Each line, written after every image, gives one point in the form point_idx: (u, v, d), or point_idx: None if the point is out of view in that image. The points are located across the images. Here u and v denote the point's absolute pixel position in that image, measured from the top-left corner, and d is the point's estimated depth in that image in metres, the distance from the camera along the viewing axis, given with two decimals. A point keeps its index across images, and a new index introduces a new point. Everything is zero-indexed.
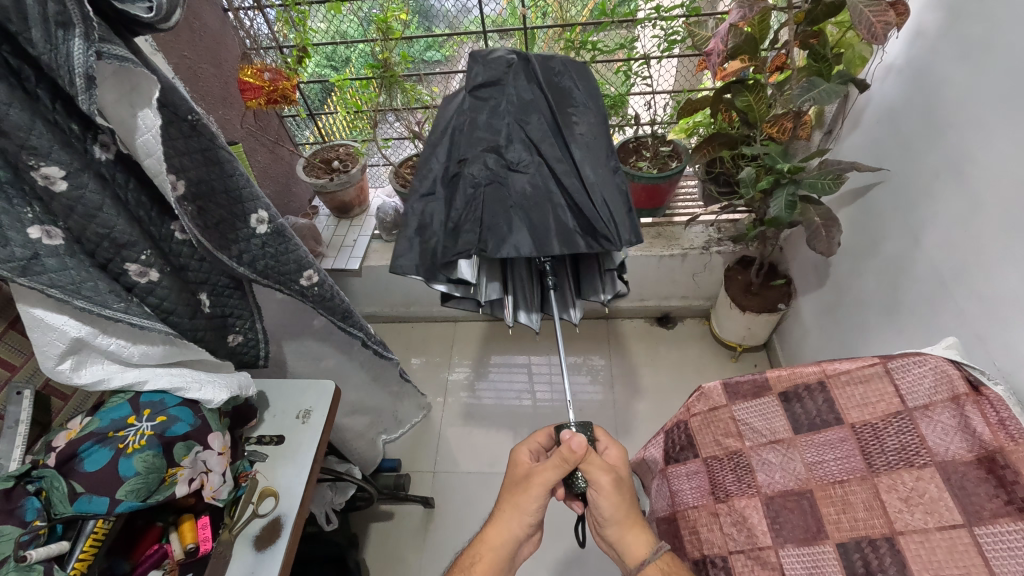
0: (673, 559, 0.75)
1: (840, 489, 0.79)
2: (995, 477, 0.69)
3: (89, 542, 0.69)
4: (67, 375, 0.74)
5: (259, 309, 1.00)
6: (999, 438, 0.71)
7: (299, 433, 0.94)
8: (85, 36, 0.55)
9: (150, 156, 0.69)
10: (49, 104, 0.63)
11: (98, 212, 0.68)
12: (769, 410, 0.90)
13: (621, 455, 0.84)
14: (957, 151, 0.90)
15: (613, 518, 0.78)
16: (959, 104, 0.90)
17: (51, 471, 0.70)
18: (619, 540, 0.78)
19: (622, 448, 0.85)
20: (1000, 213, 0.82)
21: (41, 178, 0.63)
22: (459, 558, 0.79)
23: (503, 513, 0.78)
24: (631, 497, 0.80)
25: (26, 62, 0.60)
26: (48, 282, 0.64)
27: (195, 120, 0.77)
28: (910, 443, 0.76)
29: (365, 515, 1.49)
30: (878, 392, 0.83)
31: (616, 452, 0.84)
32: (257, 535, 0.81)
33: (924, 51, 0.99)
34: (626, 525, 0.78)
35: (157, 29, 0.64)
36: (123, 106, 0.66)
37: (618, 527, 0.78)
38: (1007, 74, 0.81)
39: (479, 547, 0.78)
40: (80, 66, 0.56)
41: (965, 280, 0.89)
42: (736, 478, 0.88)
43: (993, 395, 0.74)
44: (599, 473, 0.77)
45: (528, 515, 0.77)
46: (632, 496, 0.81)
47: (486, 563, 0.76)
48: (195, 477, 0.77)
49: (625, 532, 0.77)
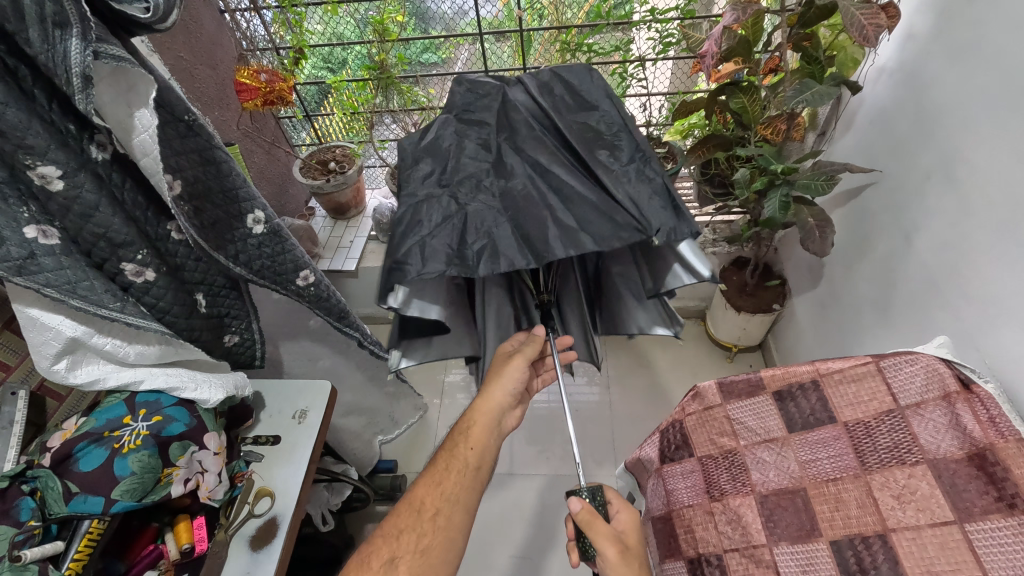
0: None
1: (833, 487, 0.80)
2: (985, 473, 0.69)
3: (83, 543, 0.69)
4: (62, 375, 0.73)
5: (255, 309, 1.00)
6: (990, 435, 0.71)
7: (295, 433, 0.94)
8: (82, 36, 0.56)
9: (148, 155, 0.70)
10: (45, 103, 0.63)
11: (94, 212, 0.68)
12: (763, 409, 0.91)
13: (631, 521, 0.84)
14: (947, 151, 0.92)
15: None
16: (949, 106, 0.91)
17: (46, 471, 0.70)
18: None
19: (633, 512, 0.85)
20: (988, 212, 0.84)
21: (37, 177, 0.63)
22: (455, 426, 0.88)
23: (490, 388, 0.89)
24: (641, 566, 0.78)
25: (23, 61, 0.60)
26: (43, 281, 0.63)
27: (191, 120, 0.77)
28: (902, 441, 0.77)
29: (361, 516, 1.49)
30: (870, 391, 0.83)
31: (626, 517, 0.84)
32: (253, 535, 0.81)
33: (918, 54, 1.00)
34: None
35: (154, 29, 0.65)
36: (120, 105, 0.66)
37: None
38: (995, 75, 0.82)
39: (472, 416, 0.88)
40: (77, 66, 0.56)
41: (956, 278, 0.90)
42: (731, 477, 0.89)
43: (983, 393, 0.75)
44: (605, 544, 0.76)
45: (509, 384, 0.89)
46: (642, 564, 0.79)
47: (480, 426, 0.87)
48: (191, 477, 0.77)
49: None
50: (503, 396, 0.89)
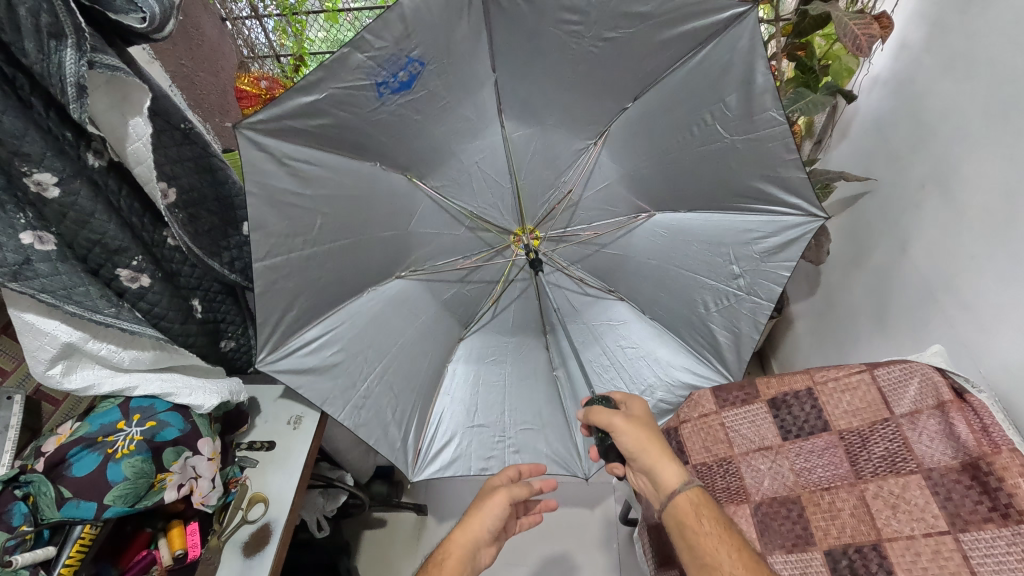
0: (704, 492, 0.72)
1: (827, 496, 0.81)
2: (979, 483, 0.69)
3: (75, 548, 0.69)
4: (57, 380, 0.72)
5: (250, 316, 1.03)
6: (983, 446, 0.70)
7: (290, 439, 0.94)
8: (76, 46, 0.57)
9: (141, 162, 0.71)
10: (43, 111, 0.63)
11: (90, 218, 0.69)
12: (757, 416, 0.92)
13: (644, 407, 0.85)
14: (941, 161, 0.92)
15: (637, 455, 0.77)
16: (943, 117, 0.92)
17: (38, 476, 0.69)
18: (651, 474, 0.76)
19: (642, 399, 0.86)
20: (980, 224, 0.84)
21: (33, 184, 0.63)
22: (432, 553, 0.73)
23: (469, 517, 0.76)
24: (655, 433, 0.79)
25: (20, 70, 0.60)
26: (39, 287, 0.64)
27: (187, 128, 0.80)
28: (897, 450, 0.77)
29: (357, 522, 1.47)
30: (864, 400, 0.84)
31: (638, 404, 0.85)
32: (246, 542, 0.83)
33: (910, 65, 1.00)
34: (654, 458, 0.76)
35: (150, 37, 0.66)
36: (115, 112, 0.67)
37: (644, 462, 0.77)
38: (985, 86, 0.83)
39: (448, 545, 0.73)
40: (71, 76, 0.57)
41: (951, 286, 0.90)
42: (726, 485, 0.90)
43: (977, 403, 0.74)
44: (609, 416, 0.79)
45: (489, 520, 0.76)
46: (658, 434, 0.80)
47: (455, 561, 0.71)
48: (184, 482, 0.78)
49: (655, 464, 0.75)
50: (489, 526, 0.75)
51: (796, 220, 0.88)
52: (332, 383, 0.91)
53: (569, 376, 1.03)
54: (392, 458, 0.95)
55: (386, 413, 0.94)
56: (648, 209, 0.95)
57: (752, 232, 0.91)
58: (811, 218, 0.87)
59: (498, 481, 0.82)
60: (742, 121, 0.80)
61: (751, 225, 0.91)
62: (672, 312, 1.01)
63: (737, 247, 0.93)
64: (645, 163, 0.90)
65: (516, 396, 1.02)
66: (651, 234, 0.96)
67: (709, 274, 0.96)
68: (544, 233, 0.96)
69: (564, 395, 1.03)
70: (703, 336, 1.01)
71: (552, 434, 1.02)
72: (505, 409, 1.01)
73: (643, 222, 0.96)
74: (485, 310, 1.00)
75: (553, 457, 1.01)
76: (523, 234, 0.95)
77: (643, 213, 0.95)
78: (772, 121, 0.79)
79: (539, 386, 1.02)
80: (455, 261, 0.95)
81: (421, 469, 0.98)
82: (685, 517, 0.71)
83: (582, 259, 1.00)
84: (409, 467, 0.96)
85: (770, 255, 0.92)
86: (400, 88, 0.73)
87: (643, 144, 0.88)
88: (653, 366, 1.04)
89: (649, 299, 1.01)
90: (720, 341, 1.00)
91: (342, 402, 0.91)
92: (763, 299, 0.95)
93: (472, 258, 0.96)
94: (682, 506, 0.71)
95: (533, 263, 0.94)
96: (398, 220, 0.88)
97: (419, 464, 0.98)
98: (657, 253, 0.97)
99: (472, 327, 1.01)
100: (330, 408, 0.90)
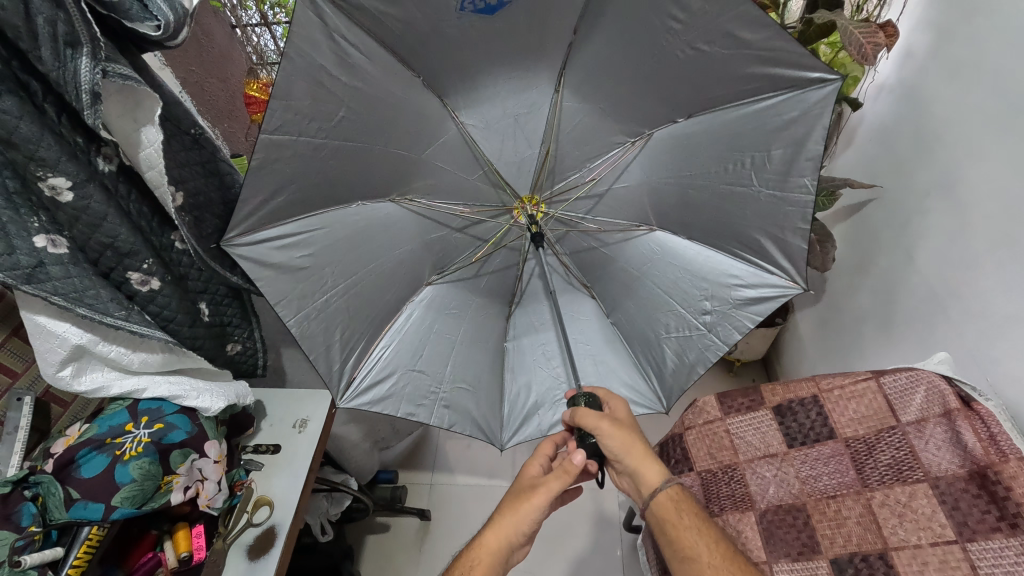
0: (683, 490, 0.74)
1: (833, 504, 0.80)
2: (987, 492, 0.69)
3: (82, 549, 0.68)
4: (67, 382, 0.73)
5: (256, 318, 1.03)
6: (990, 454, 0.71)
7: (295, 442, 0.95)
8: (91, 55, 0.59)
9: (152, 168, 0.72)
10: (56, 117, 0.65)
11: (102, 222, 0.70)
12: (762, 423, 0.92)
13: (624, 408, 0.84)
14: (946, 168, 0.92)
15: (625, 458, 0.75)
16: (948, 124, 0.92)
17: (47, 478, 0.70)
18: (634, 473, 0.76)
19: (622, 400, 0.85)
20: (986, 231, 0.84)
21: (47, 188, 0.64)
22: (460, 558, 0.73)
23: (503, 517, 0.74)
24: (639, 436, 0.77)
25: (35, 77, 0.62)
26: (51, 290, 0.64)
27: (197, 133, 0.82)
28: (903, 458, 0.78)
29: (361, 526, 1.47)
30: (870, 407, 0.84)
31: (618, 405, 0.84)
32: (251, 544, 0.83)
33: (915, 72, 1.01)
34: (637, 459, 0.75)
35: (163, 44, 0.67)
36: (127, 120, 0.69)
37: (630, 464, 0.75)
38: (990, 92, 0.83)
39: (478, 550, 0.72)
40: (86, 83, 0.59)
41: (954, 293, 0.90)
42: (731, 492, 0.89)
43: (984, 411, 0.74)
44: (597, 420, 0.76)
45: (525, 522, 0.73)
46: (641, 434, 0.79)
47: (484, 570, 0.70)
48: (191, 485, 0.78)
49: (637, 466, 0.75)
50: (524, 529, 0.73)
51: (778, 282, 0.92)
52: (293, 285, 0.87)
53: (519, 350, 1.06)
54: (325, 377, 0.93)
55: (334, 333, 0.92)
56: (651, 223, 0.98)
57: (734, 278, 0.95)
58: (790, 286, 0.91)
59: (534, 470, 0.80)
60: (778, 177, 0.84)
61: (734, 271, 0.95)
62: (632, 325, 1.03)
63: (717, 285, 0.96)
64: (670, 179, 0.92)
65: (462, 355, 1.02)
66: (642, 244, 0.99)
67: (678, 298, 0.99)
68: (552, 210, 0.98)
69: (509, 366, 1.06)
70: (654, 355, 1.02)
71: (484, 404, 1.03)
72: (449, 362, 1.01)
73: (642, 234, 0.99)
74: (467, 264, 1.01)
75: (477, 423, 1.02)
76: (527, 203, 0.96)
77: (643, 226, 0.98)
78: (802, 188, 0.83)
79: (487, 352, 1.04)
80: (456, 207, 0.96)
81: (344, 399, 0.95)
82: (662, 513, 0.73)
83: (575, 252, 1.03)
84: (340, 392, 0.95)
85: (744, 303, 0.95)
86: (483, 11, 0.72)
87: (674, 162, 0.90)
88: (601, 369, 1.06)
89: (615, 298, 1.04)
90: (671, 355, 1.01)
91: (296, 308, 0.88)
92: (719, 340, 0.97)
93: (474, 208, 0.96)
94: (663, 505, 0.73)
95: (536, 236, 0.98)
96: (419, 141, 0.86)
97: (343, 394, 0.95)
98: (643, 263, 1.00)
99: (444, 275, 1.00)
100: (284, 311, 0.87)
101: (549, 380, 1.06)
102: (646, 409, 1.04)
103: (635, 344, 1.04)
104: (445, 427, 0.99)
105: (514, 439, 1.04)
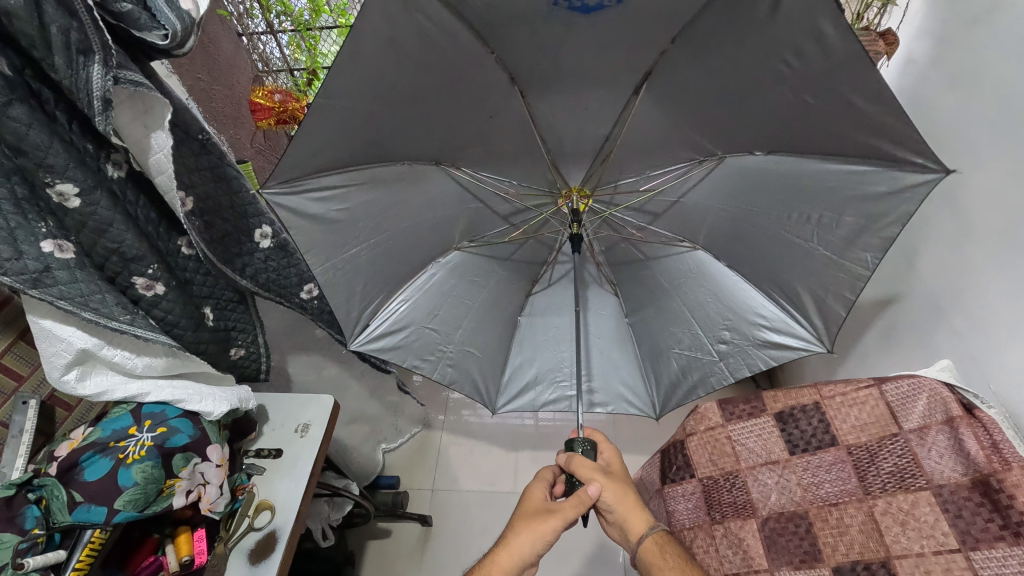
0: (668, 537, 0.76)
1: (836, 512, 0.80)
2: (990, 500, 0.68)
3: (85, 552, 0.69)
4: (71, 386, 0.74)
5: (261, 324, 1.04)
6: (992, 462, 0.70)
7: (297, 447, 0.95)
8: (104, 62, 0.60)
9: (162, 173, 0.73)
10: (66, 124, 0.66)
11: (109, 227, 0.70)
12: (764, 430, 0.92)
13: (617, 459, 0.86)
14: (948, 176, 0.92)
15: (614, 508, 0.76)
16: (949, 132, 0.92)
17: (52, 480, 0.71)
18: (620, 522, 0.77)
19: (615, 450, 0.87)
20: (990, 238, 0.84)
21: (55, 195, 0.65)
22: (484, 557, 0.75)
23: (518, 536, 0.73)
24: (630, 488, 0.79)
25: (46, 84, 0.63)
26: (58, 294, 0.65)
27: (204, 139, 0.83)
28: (906, 466, 0.77)
29: (363, 532, 1.46)
30: (873, 414, 0.84)
31: (611, 456, 0.86)
32: (252, 549, 0.82)
33: (915, 79, 1.01)
34: (627, 508, 0.76)
35: (171, 52, 0.68)
36: (138, 126, 0.70)
37: (618, 513, 0.76)
38: (990, 100, 0.83)
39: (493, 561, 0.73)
40: (97, 90, 0.60)
41: (958, 301, 0.90)
42: (732, 499, 0.89)
43: (986, 418, 0.73)
44: (589, 472, 0.77)
45: (536, 544, 0.72)
46: (630, 484, 0.80)
47: None
48: (192, 489, 0.79)
49: (626, 516, 0.76)
50: (534, 548, 0.72)
51: (804, 336, 1.00)
52: (324, 237, 0.90)
53: (530, 327, 1.16)
54: (343, 321, 1.00)
55: (357, 284, 0.98)
56: (695, 242, 1.02)
57: (764, 319, 1.03)
58: (815, 341, 0.99)
59: (539, 493, 0.80)
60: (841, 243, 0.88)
61: (765, 312, 1.02)
62: (646, 331, 1.12)
63: (743, 320, 1.04)
64: (728, 208, 0.94)
65: (473, 321, 1.11)
66: (681, 262, 1.04)
67: (700, 319, 1.07)
68: (597, 200, 1.00)
69: (517, 339, 1.16)
70: (663, 368, 1.13)
71: (483, 371, 1.15)
72: (460, 326, 1.10)
73: (684, 249, 1.03)
74: (499, 241, 1.05)
75: (473, 382, 1.16)
76: (575, 194, 0.98)
77: (687, 242, 1.02)
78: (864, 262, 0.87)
79: (496, 324, 1.13)
80: (504, 184, 0.99)
81: (355, 344, 1.03)
82: (648, 561, 0.73)
83: (610, 248, 1.08)
84: (352, 338, 1.02)
85: (764, 344, 1.03)
86: (580, 9, 0.72)
87: (738, 196, 0.92)
88: (603, 369, 1.18)
89: (636, 303, 1.11)
90: (672, 368, 1.12)
91: (325, 257, 0.92)
92: (730, 367, 1.08)
93: (522, 188, 0.99)
94: (649, 553, 0.74)
95: (575, 237, 0.98)
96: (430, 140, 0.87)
97: (356, 336, 1.03)
98: (677, 276, 1.06)
99: (472, 243, 1.04)
100: (312, 259, 0.91)
101: (551, 358, 1.18)
102: (637, 409, 1.17)
103: (642, 350, 1.14)
104: (445, 382, 1.13)
105: (507, 408, 1.20)
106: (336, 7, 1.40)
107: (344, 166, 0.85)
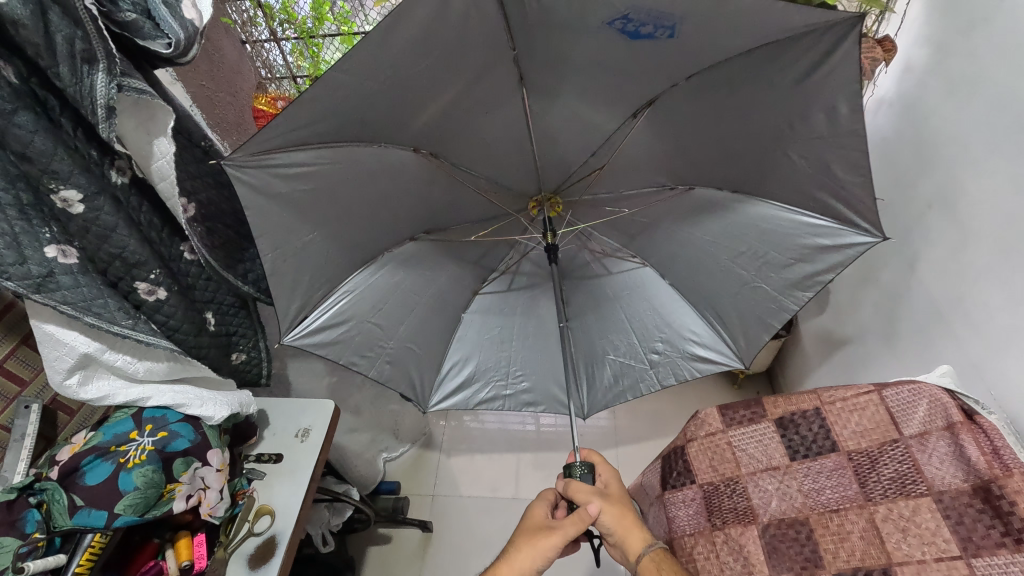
0: (667, 556, 0.74)
1: (836, 518, 0.80)
2: (991, 507, 0.68)
3: (85, 556, 0.69)
4: (73, 390, 0.75)
5: (261, 328, 1.04)
6: (993, 468, 0.70)
7: (297, 452, 0.95)
8: (108, 71, 0.61)
9: (164, 179, 0.74)
10: (70, 131, 0.67)
11: (112, 232, 0.71)
12: (765, 436, 0.91)
13: (615, 479, 0.85)
14: (947, 183, 0.92)
15: (611, 528, 0.76)
16: (948, 139, 0.92)
17: (53, 483, 0.72)
18: (618, 542, 0.76)
19: (614, 470, 0.87)
20: (990, 243, 0.84)
21: (59, 201, 0.66)
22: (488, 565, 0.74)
23: (520, 552, 0.73)
24: (627, 507, 0.78)
25: (52, 92, 0.65)
26: (61, 299, 0.66)
27: (207, 145, 0.86)
28: (906, 473, 0.77)
29: (363, 538, 1.46)
30: (873, 420, 0.84)
31: (608, 476, 0.86)
32: (251, 554, 0.82)
33: (914, 85, 1.02)
34: (625, 528, 0.76)
35: (174, 61, 0.69)
36: (140, 133, 0.71)
37: (615, 533, 0.76)
38: (988, 107, 0.84)
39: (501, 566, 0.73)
40: (102, 97, 0.61)
41: (959, 307, 0.90)
42: (733, 505, 0.88)
43: (986, 424, 0.74)
44: (585, 494, 0.78)
45: (537, 559, 0.72)
46: (628, 504, 0.80)
47: None
48: (193, 493, 0.79)
49: (623, 535, 0.75)
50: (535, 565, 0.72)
51: (725, 353, 1.09)
52: (288, 215, 0.85)
53: (472, 324, 1.16)
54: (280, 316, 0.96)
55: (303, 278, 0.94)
56: (642, 259, 1.08)
57: (694, 336, 1.11)
58: (734, 358, 1.08)
59: (540, 512, 0.80)
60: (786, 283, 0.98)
61: (696, 328, 1.10)
62: (591, 336, 1.15)
63: (676, 334, 1.12)
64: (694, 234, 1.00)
65: (417, 318, 1.10)
66: (630, 279, 1.10)
67: (638, 329, 1.13)
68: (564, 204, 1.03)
69: (456, 336, 1.16)
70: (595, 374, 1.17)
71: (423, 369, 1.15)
72: (403, 322, 1.08)
73: (634, 263, 1.09)
74: (460, 233, 1.04)
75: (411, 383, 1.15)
76: (545, 202, 1.01)
77: (637, 259, 1.09)
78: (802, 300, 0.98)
79: (443, 321, 1.13)
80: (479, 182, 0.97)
81: (291, 338, 0.99)
82: None
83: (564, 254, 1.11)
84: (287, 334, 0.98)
85: (691, 357, 1.12)
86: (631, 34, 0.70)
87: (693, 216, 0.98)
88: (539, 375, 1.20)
89: (581, 309, 1.15)
90: (602, 376, 1.17)
91: (281, 239, 0.88)
92: (657, 377, 1.15)
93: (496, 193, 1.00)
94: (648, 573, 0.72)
95: (551, 246, 1.03)
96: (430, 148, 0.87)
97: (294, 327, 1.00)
98: (631, 291, 1.11)
99: (429, 235, 1.02)
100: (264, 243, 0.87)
101: (488, 358, 1.19)
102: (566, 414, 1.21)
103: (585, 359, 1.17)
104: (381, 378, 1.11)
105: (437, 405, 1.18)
106: (339, 15, 1.33)
107: (312, 143, 0.78)
